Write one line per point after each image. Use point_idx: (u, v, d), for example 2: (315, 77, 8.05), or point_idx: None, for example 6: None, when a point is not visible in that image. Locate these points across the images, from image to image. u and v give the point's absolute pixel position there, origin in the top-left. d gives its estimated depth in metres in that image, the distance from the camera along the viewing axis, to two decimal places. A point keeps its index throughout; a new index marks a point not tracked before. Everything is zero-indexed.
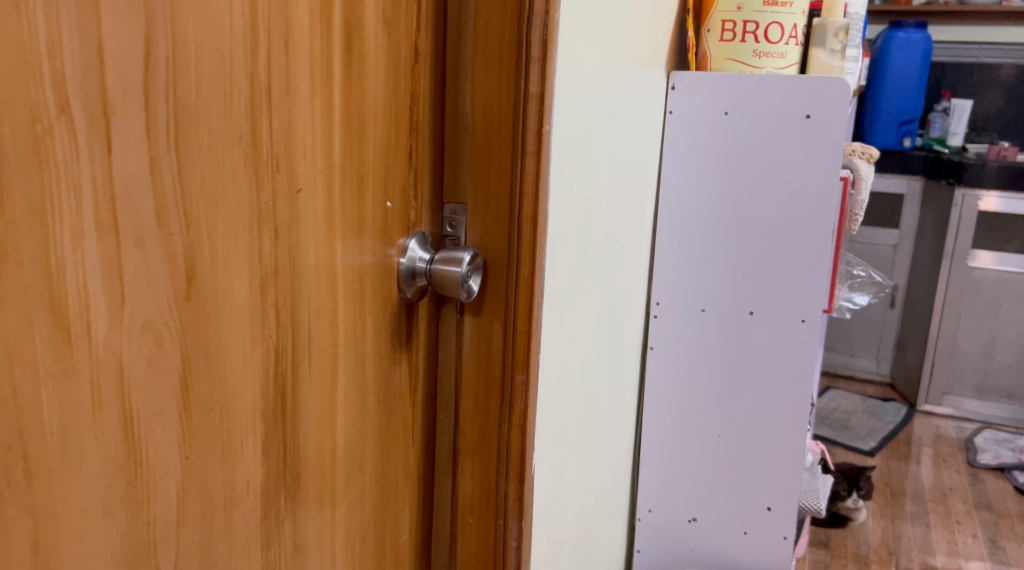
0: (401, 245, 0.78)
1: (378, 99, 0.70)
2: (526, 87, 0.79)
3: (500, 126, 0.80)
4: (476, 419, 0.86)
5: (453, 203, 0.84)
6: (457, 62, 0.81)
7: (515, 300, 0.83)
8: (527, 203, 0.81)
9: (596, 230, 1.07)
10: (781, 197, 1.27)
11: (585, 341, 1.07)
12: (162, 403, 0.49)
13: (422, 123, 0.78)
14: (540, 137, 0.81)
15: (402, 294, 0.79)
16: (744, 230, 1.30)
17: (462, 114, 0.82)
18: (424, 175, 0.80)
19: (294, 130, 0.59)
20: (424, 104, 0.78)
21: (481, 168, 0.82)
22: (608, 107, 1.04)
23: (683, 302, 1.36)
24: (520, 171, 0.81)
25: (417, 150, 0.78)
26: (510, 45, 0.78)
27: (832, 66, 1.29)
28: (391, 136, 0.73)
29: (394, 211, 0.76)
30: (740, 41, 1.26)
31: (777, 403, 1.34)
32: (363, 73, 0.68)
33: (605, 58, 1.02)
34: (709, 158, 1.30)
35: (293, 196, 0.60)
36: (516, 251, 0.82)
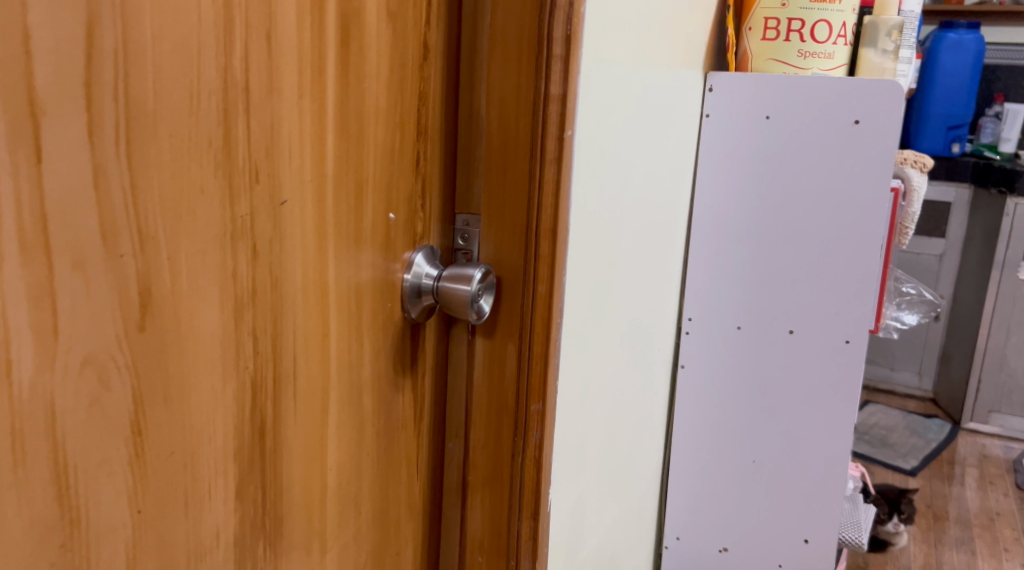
0: (407, 259, 0.71)
1: (381, 101, 0.63)
2: (547, 88, 0.72)
3: (517, 131, 0.73)
4: (487, 450, 0.79)
5: (466, 213, 0.77)
6: (473, 60, 0.74)
7: (531, 323, 0.76)
8: (546, 216, 0.74)
9: (623, 243, 0.99)
10: (824, 208, 1.19)
11: (610, 361, 1.00)
12: (107, 451, 0.43)
13: (431, 127, 0.71)
14: (562, 143, 0.74)
15: (407, 314, 0.72)
16: (783, 243, 1.22)
17: (477, 116, 0.75)
18: (433, 183, 0.73)
19: (276, 134, 0.53)
20: (433, 106, 0.71)
21: (496, 177, 0.74)
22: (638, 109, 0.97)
23: (717, 318, 1.27)
24: (539, 179, 0.73)
25: (424, 157, 0.71)
26: (529, 41, 0.71)
27: (883, 68, 1.20)
28: (396, 142, 0.66)
29: (398, 223, 0.69)
30: (784, 39, 1.17)
31: (817, 428, 1.25)
32: (363, 71, 0.61)
33: (636, 57, 0.94)
34: (747, 165, 1.21)
35: (277, 209, 0.53)
36: (533, 268, 0.75)
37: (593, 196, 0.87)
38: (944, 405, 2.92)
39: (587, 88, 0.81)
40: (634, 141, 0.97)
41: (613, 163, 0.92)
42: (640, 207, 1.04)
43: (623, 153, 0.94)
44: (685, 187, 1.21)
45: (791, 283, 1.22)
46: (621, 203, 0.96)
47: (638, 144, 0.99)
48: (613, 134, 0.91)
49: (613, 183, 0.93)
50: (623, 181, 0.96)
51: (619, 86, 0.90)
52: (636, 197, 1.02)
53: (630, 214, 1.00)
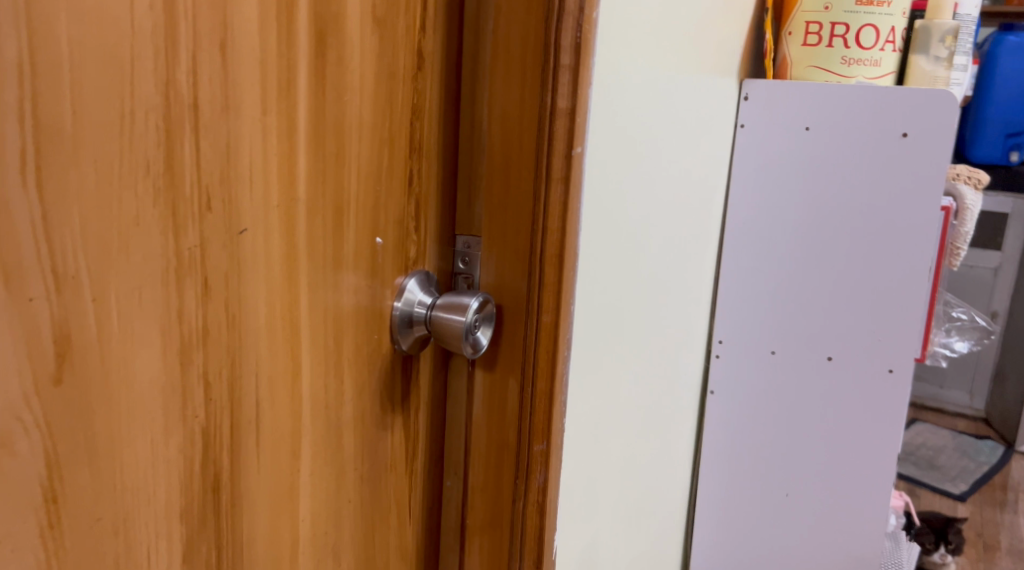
0: (397, 286, 0.65)
1: (366, 116, 0.58)
2: (553, 102, 0.65)
3: (521, 148, 0.66)
4: (486, 492, 0.73)
5: (467, 235, 0.71)
6: (476, 69, 0.68)
7: (534, 357, 0.70)
8: (551, 241, 0.68)
9: (643, 264, 0.92)
10: (868, 227, 1.11)
11: (627, 390, 0.93)
12: (9, 519, 0.38)
13: (426, 144, 0.65)
14: (570, 161, 0.67)
15: (397, 346, 0.66)
16: (822, 263, 1.14)
17: (479, 130, 0.69)
18: (429, 204, 0.67)
19: (234, 155, 0.47)
20: (430, 120, 0.65)
21: (498, 197, 0.68)
22: (662, 122, 0.90)
23: (751, 341, 1.19)
24: (545, 201, 0.67)
25: (419, 176, 0.65)
26: (535, 50, 0.65)
27: (935, 77, 1.11)
28: (383, 159, 0.60)
29: (386, 248, 0.63)
30: (827, 45, 1.09)
31: (856, 461, 1.17)
32: (343, 83, 0.55)
33: (661, 65, 0.87)
34: (785, 180, 1.14)
35: (235, 238, 0.48)
36: (538, 297, 0.69)
37: (608, 216, 0.80)
38: (997, 425, 2.80)
39: (600, 100, 0.74)
40: (657, 156, 0.91)
41: (632, 180, 0.85)
42: (665, 225, 0.97)
43: (645, 169, 0.88)
44: (716, 202, 1.14)
45: (830, 306, 1.14)
46: (642, 223, 0.90)
47: (662, 158, 0.93)
48: (633, 149, 0.84)
49: (633, 201, 0.86)
50: (644, 198, 0.89)
51: (640, 97, 0.83)
52: (659, 215, 0.95)
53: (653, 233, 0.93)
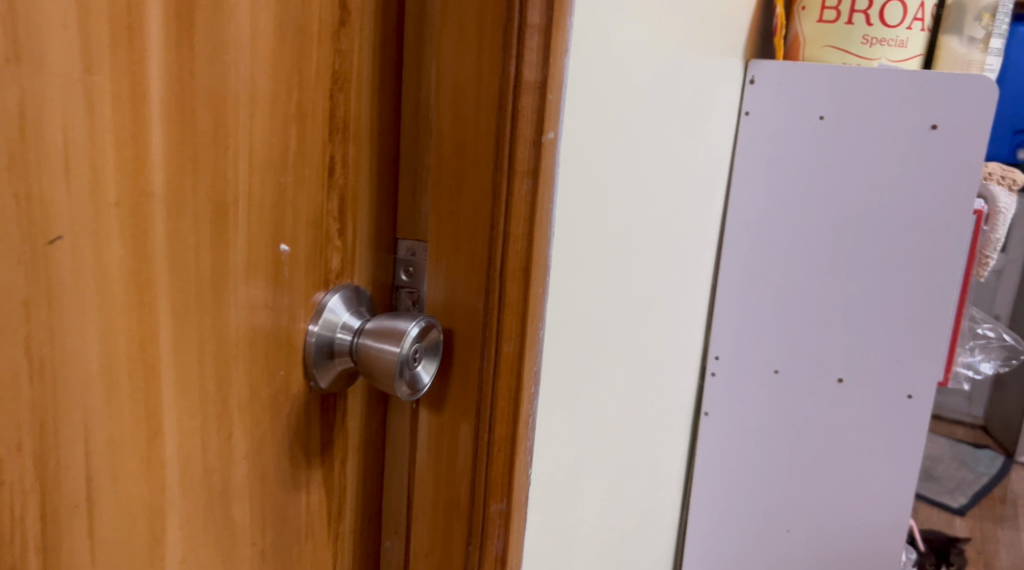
0: (315, 304, 0.51)
1: (260, 83, 0.43)
2: (517, 72, 0.51)
3: (476, 131, 0.52)
4: (432, 560, 0.58)
5: (411, 238, 0.57)
6: (421, 29, 0.53)
7: (492, 397, 0.55)
8: (515, 251, 0.53)
9: (628, 275, 0.78)
10: (889, 231, 0.97)
11: (608, 421, 0.79)
12: None
13: (355, 124, 0.51)
14: (540, 149, 0.53)
15: (314, 384, 0.51)
16: (835, 271, 1.00)
17: (426, 108, 0.54)
18: (359, 200, 0.53)
19: (33, 137, 0.34)
20: (359, 93, 0.51)
21: (449, 194, 0.54)
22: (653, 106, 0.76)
23: (751, 359, 1.05)
24: (507, 201, 0.52)
25: (343, 163, 0.51)
26: (494, 7, 0.50)
27: (970, 60, 0.97)
28: (289, 142, 0.46)
29: (296, 257, 0.49)
30: (846, 22, 0.95)
31: (870, 495, 1.03)
32: (222, 39, 0.41)
33: (653, 38, 0.73)
34: (794, 175, 1.00)
35: (41, 250, 0.35)
36: (497, 321, 0.54)
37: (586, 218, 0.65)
38: (997, 434, 2.69)
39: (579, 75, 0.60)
40: (645, 146, 0.76)
41: (615, 174, 0.71)
42: (654, 227, 0.83)
43: (630, 162, 0.73)
44: (714, 200, 1.00)
45: (842, 320, 1.00)
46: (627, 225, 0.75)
47: (653, 149, 0.78)
48: (617, 138, 0.69)
49: (616, 198, 0.71)
50: (630, 196, 0.75)
51: (627, 75, 0.69)
52: (648, 214, 0.81)
53: (641, 237, 0.79)
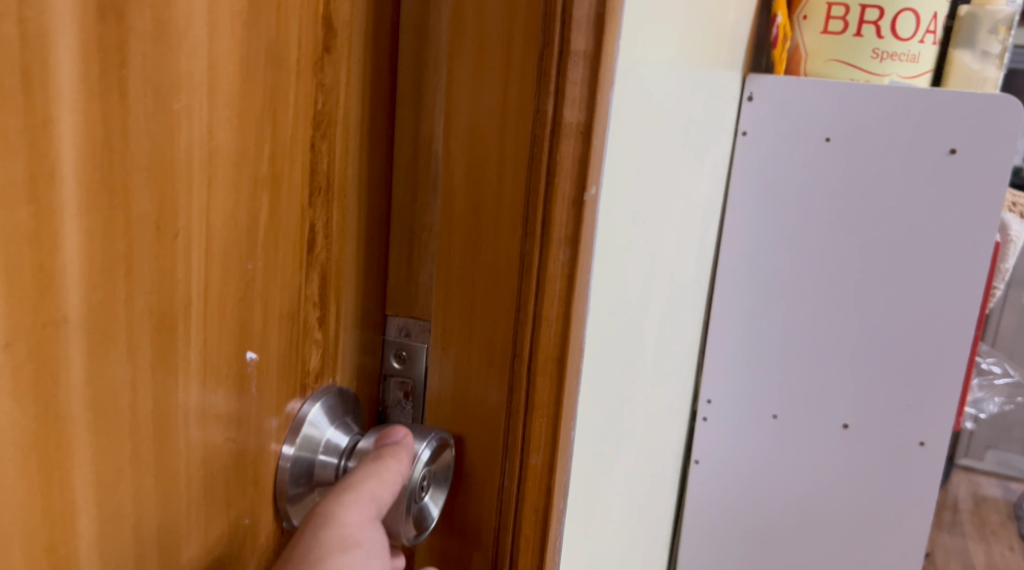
0: (287, 416, 0.38)
1: (220, 138, 0.30)
2: (555, 112, 0.39)
3: (500, 186, 0.40)
4: None
5: (402, 315, 0.45)
6: (422, 52, 0.41)
7: (512, 522, 0.43)
8: (548, 339, 0.41)
9: (643, 333, 0.67)
10: (901, 266, 0.87)
11: (620, 502, 0.68)
12: None
13: (340, 179, 0.39)
14: (580, 210, 0.40)
15: (285, 524, 0.39)
16: (841, 308, 0.90)
17: (429, 153, 0.42)
18: (344, 275, 0.41)
19: None
20: (345, 139, 0.38)
21: (461, 265, 0.42)
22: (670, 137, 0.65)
23: (748, 402, 0.95)
24: (541, 277, 0.41)
25: (326, 232, 0.38)
26: (527, 27, 0.38)
27: (984, 77, 0.88)
28: (259, 214, 0.33)
29: (268, 364, 0.36)
30: (854, 34, 0.86)
31: (878, 552, 0.94)
32: (170, 80, 0.28)
33: (674, 61, 0.62)
34: (799, 203, 0.90)
35: None
36: (522, 427, 0.42)
37: (620, 278, 0.53)
38: None
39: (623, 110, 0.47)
40: (662, 183, 0.65)
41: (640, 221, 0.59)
42: (664, 273, 0.71)
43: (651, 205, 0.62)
44: (711, 230, 0.90)
45: (851, 364, 0.90)
46: (647, 278, 0.64)
47: (668, 185, 0.67)
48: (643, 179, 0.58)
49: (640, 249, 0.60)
50: (648, 243, 0.64)
51: (655, 99, 0.57)
52: (661, 260, 0.70)
53: (654, 286, 0.68)
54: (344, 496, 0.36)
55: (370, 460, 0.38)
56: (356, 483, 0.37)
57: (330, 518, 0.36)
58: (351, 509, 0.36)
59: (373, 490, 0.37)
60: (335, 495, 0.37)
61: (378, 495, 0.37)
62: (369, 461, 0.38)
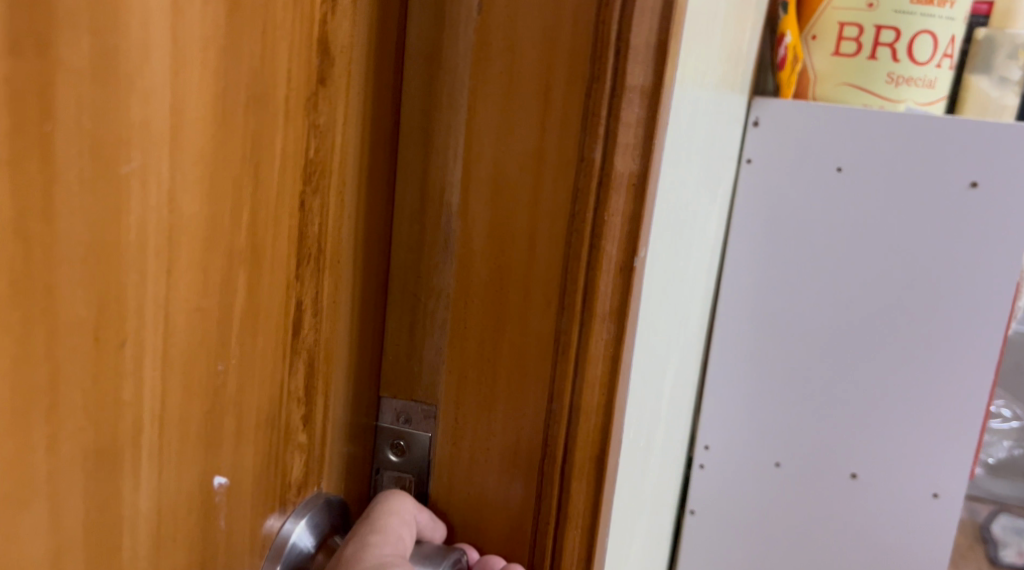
0: (264, 537, 0.30)
1: (185, 209, 0.22)
2: (600, 158, 0.32)
3: (533, 248, 0.33)
4: None
5: (400, 398, 0.36)
6: (433, 82, 0.33)
7: None
8: (586, 430, 0.34)
9: (670, 396, 0.58)
10: (917, 314, 0.66)
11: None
12: None
13: (332, 241, 0.30)
14: (629, 274, 0.33)
15: None
16: (847, 365, 0.69)
17: (444, 204, 0.34)
18: (333, 357, 0.32)
19: None
20: (340, 191, 0.30)
21: (481, 342, 0.34)
22: (710, 178, 0.57)
23: (746, 461, 0.73)
24: (580, 355, 0.33)
25: (315, 307, 0.30)
26: (572, 56, 0.31)
27: (1002, 106, 0.74)
28: (233, 299, 0.25)
29: (242, 488, 0.28)
30: (870, 56, 0.67)
31: None
32: (113, 135, 0.20)
33: (721, 94, 0.54)
34: (804, 241, 0.68)
35: None
36: (553, 536, 0.35)
37: (653, 345, 0.45)
38: None
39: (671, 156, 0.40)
40: (700, 230, 0.57)
41: (680, 276, 0.51)
42: (691, 326, 0.63)
43: (691, 257, 0.53)
44: None
45: (866, 426, 0.69)
46: (679, 337, 0.56)
47: (703, 231, 0.59)
48: (685, 231, 0.49)
49: (677, 308, 0.52)
50: (684, 299, 0.55)
51: (703, 124, 0.48)
52: (690, 313, 0.61)
53: (683, 344, 0.60)
54: (371, 534, 0.32)
55: (388, 499, 0.34)
56: (379, 525, 0.32)
57: (362, 552, 0.31)
58: (382, 544, 0.32)
59: (399, 531, 0.33)
60: (359, 534, 0.32)
61: (404, 537, 0.33)
62: (387, 502, 0.34)
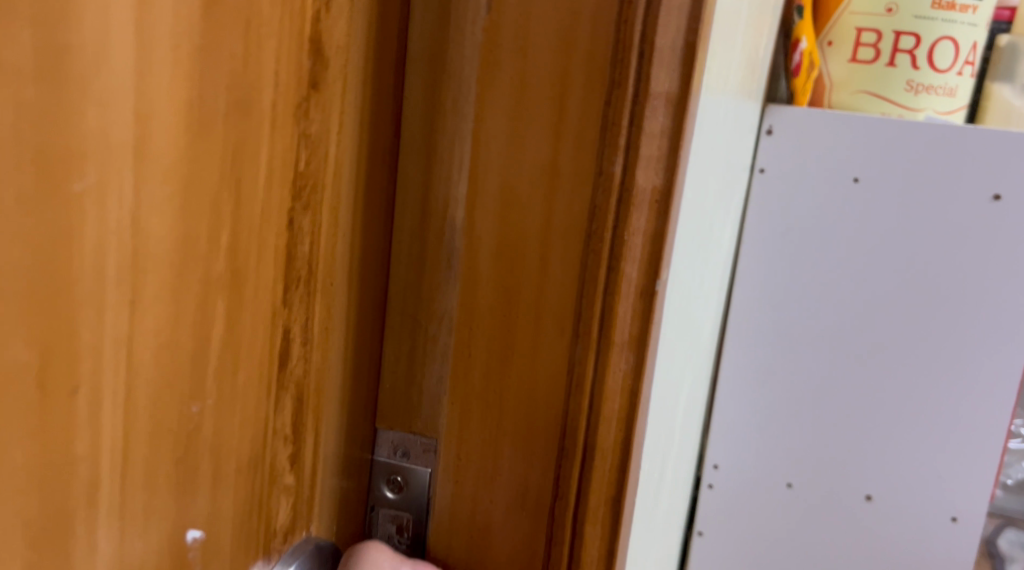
0: None
1: (152, 234, 0.19)
2: (619, 174, 0.29)
3: (545, 270, 0.30)
4: None
5: (398, 430, 0.33)
6: (437, 88, 0.30)
7: None
8: (602, 469, 0.31)
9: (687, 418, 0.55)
10: (952, 333, 0.55)
11: None
12: None
13: (324, 262, 0.27)
14: (650, 300, 0.30)
15: None
16: (873, 387, 0.57)
17: (447, 220, 0.31)
18: (324, 388, 0.29)
19: None
20: (333, 207, 0.27)
21: (487, 371, 0.31)
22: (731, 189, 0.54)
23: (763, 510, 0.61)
24: (595, 388, 0.30)
25: (305, 336, 0.27)
26: (589, 59, 0.28)
27: None
28: (210, 331, 0.22)
29: (218, 540, 0.25)
30: (890, 62, 0.56)
31: None
32: (61, 152, 0.17)
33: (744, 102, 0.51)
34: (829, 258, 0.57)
35: None
36: None
37: (672, 369, 0.42)
38: None
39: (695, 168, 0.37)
40: (720, 243, 0.53)
41: (700, 293, 0.48)
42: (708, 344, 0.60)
43: (711, 273, 0.50)
44: None
45: (903, 451, 0.57)
46: (696, 358, 0.53)
47: (724, 246, 0.56)
48: (706, 246, 0.46)
49: (696, 328, 0.48)
50: (703, 317, 0.52)
51: (726, 134, 0.45)
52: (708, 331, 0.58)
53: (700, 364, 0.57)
54: None
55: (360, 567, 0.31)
56: None
57: None
58: None
59: None
60: None
61: None
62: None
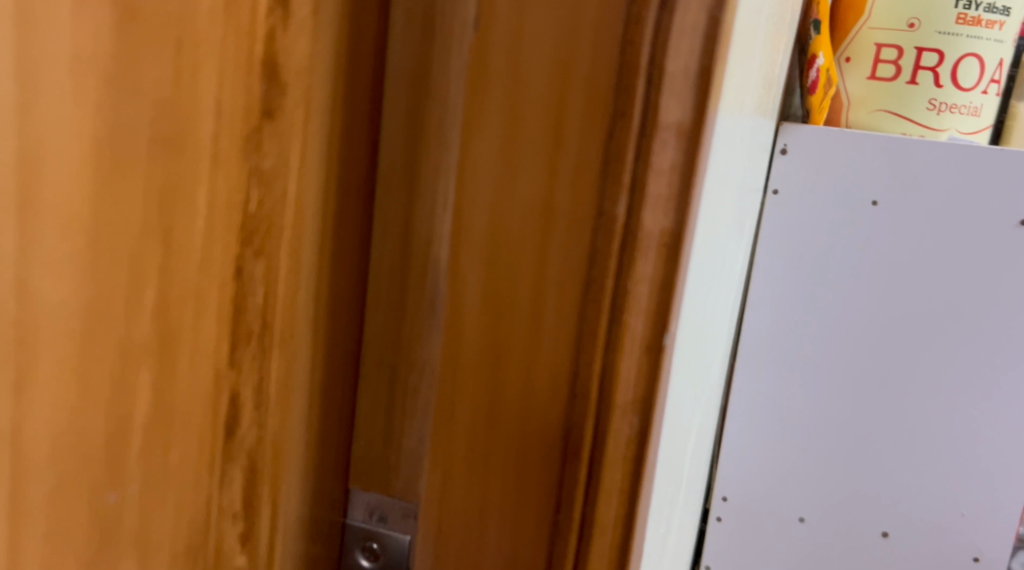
0: None
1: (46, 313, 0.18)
2: (623, 215, 0.25)
3: (537, 322, 0.26)
4: None
5: (376, 494, 0.30)
6: (421, 117, 0.27)
7: None
8: (600, 546, 0.27)
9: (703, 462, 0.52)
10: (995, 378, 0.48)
11: None
12: None
13: (283, 316, 0.24)
14: (657, 357, 0.26)
15: None
16: (901, 430, 0.49)
17: (431, 262, 0.28)
18: (285, 455, 0.26)
19: None
20: (294, 255, 0.24)
21: (472, 435, 0.27)
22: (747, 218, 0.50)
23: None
24: (595, 457, 0.27)
25: (259, 399, 0.24)
26: (592, 85, 0.24)
27: None
28: (126, 407, 0.20)
29: None
30: (909, 83, 0.51)
31: None
32: None
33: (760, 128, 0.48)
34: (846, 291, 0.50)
35: None
36: None
37: (690, 421, 0.39)
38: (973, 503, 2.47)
39: (715, 205, 0.33)
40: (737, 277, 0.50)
41: (716, 333, 0.44)
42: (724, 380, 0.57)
43: (726, 309, 0.47)
44: None
45: (935, 496, 0.49)
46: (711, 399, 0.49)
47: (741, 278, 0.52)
48: (723, 282, 0.43)
49: (711, 369, 0.45)
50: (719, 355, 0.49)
51: (743, 165, 0.42)
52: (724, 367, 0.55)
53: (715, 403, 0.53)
54: None
55: None
56: None
57: None
58: None
59: None
60: None
61: None
62: None
